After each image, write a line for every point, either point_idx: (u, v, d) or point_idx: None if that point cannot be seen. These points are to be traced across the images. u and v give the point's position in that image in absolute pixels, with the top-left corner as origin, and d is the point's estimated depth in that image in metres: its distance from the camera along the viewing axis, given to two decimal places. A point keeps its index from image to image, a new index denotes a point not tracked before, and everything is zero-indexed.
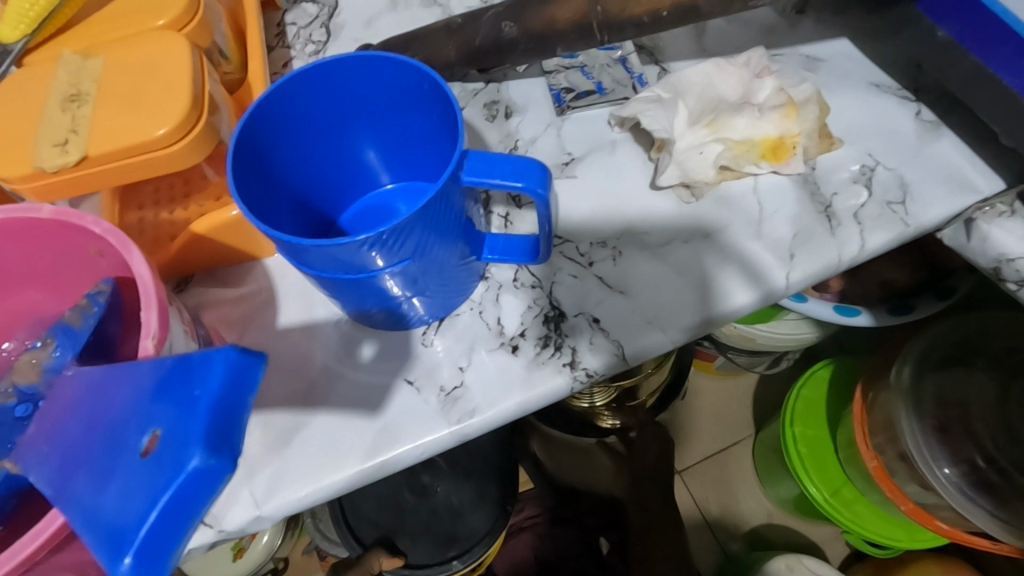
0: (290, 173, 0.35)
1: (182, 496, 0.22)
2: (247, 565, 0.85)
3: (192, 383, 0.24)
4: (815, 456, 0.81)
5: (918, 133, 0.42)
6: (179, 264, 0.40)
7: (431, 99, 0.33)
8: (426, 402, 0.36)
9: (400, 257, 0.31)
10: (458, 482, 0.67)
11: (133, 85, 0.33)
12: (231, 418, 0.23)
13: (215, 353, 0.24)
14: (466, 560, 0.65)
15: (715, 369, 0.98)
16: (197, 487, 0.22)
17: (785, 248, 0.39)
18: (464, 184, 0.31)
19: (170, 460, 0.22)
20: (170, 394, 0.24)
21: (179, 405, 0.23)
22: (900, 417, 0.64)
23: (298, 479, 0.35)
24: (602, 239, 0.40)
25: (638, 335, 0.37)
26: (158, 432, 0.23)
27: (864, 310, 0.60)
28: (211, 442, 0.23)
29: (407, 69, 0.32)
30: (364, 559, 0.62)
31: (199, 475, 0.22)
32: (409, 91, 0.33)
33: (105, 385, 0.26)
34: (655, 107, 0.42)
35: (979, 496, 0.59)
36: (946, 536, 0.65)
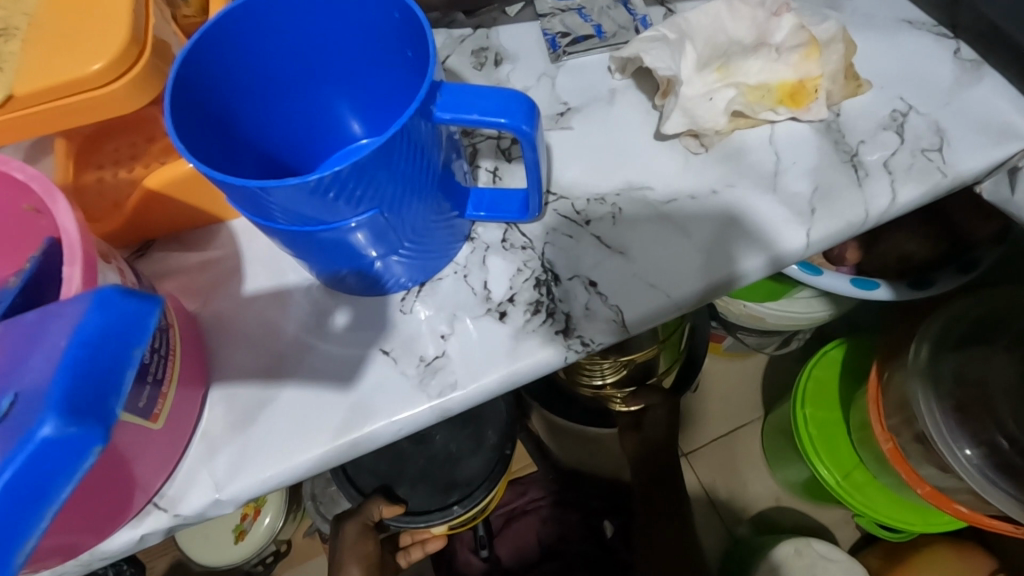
0: (248, 121, 0.31)
1: (32, 468, 0.20)
2: (250, 548, 0.84)
3: (63, 335, 0.21)
4: (826, 438, 0.77)
5: (955, 74, 0.37)
6: (138, 227, 0.37)
7: (400, 34, 0.29)
8: (404, 374, 0.33)
9: (363, 210, 0.27)
10: (454, 429, 0.64)
11: (66, 18, 0.30)
12: (110, 372, 0.21)
13: (92, 298, 0.22)
14: (467, 506, 0.62)
15: (724, 350, 0.94)
16: (53, 457, 0.20)
17: (804, 203, 0.35)
18: (437, 122, 0.27)
19: (19, 429, 0.20)
20: (37, 352, 0.21)
21: (42, 363, 0.21)
22: (917, 397, 0.60)
23: (265, 456, 0.31)
24: (600, 195, 0.36)
25: (639, 302, 0.33)
26: (14, 399, 0.20)
27: (883, 283, 0.55)
28: (70, 407, 0.20)
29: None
30: (362, 507, 0.60)
31: (53, 443, 0.20)
32: (376, 24, 0.29)
33: None
34: (659, 48, 0.38)
35: (1001, 480, 0.55)
36: (965, 520, 0.61)
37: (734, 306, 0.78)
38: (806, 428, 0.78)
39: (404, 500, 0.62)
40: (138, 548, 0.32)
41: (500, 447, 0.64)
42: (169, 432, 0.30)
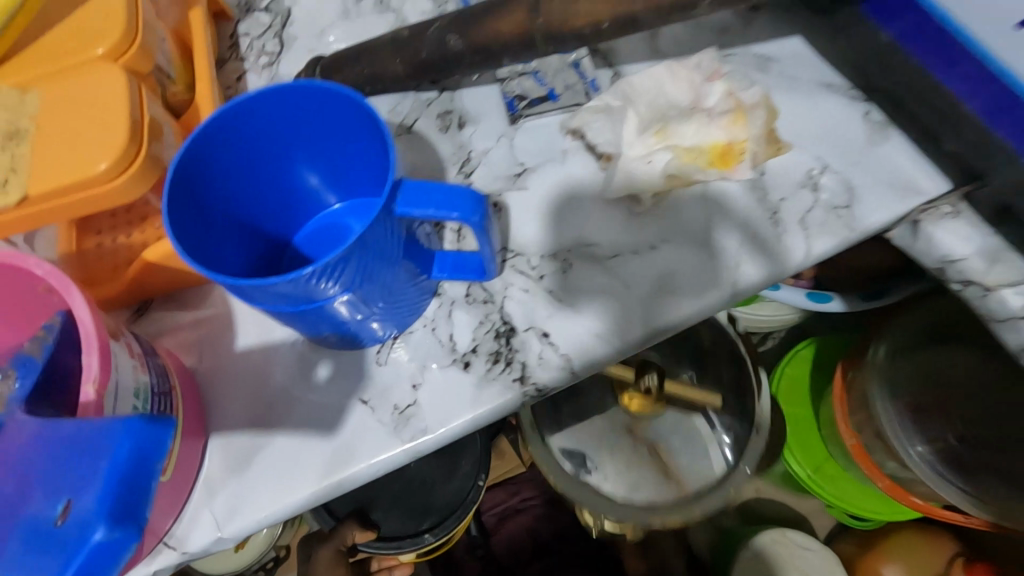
0: (231, 203, 0.35)
1: (88, 566, 0.25)
2: (251, 553, 0.89)
3: (100, 455, 0.26)
4: (798, 434, 0.84)
5: (866, 134, 0.41)
6: (139, 290, 0.41)
7: (365, 125, 0.33)
8: (381, 421, 0.37)
9: (336, 289, 0.31)
10: (429, 458, 0.69)
11: (69, 121, 0.34)
12: (141, 485, 0.26)
13: (122, 425, 0.26)
14: (439, 532, 0.67)
15: None
16: (104, 557, 0.25)
17: (731, 257, 0.39)
18: (398, 215, 0.31)
19: (73, 537, 0.25)
20: (82, 465, 0.26)
21: (87, 475, 0.26)
22: (875, 399, 0.65)
23: (258, 500, 0.36)
24: (552, 252, 0.41)
25: (586, 350, 0.38)
26: (71, 501, 0.25)
27: (836, 296, 0.64)
28: (115, 515, 0.25)
29: (339, 97, 0.32)
30: (336, 531, 0.64)
31: (104, 546, 0.25)
32: (344, 119, 0.33)
33: (31, 445, 0.27)
34: (600, 117, 0.43)
35: (949, 472, 0.61)
36: (919, 509, 0.68)
37: None
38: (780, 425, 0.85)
39: (378, 524, 0.67)
40: None
41: (473, 478, 0.68)
42: (174, 483, 0.34)
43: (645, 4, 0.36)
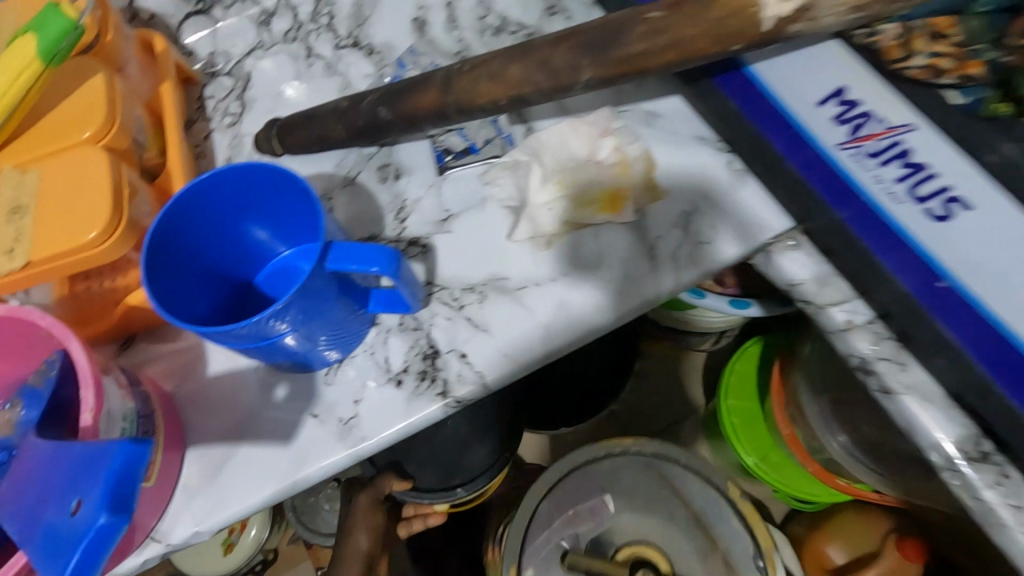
0: (197, 257, 0.42)
1: (91, 547, 0.32)
2: (238, 557, 0.97)
3: (100, 463, 0.34)
4: (746, 425, 0.91)
5: (727, 181, 0.50)
6: (123, 327, 0.48)
7: (301, 194, 0.40)
8: (328, 431, 0.45)
9: (282, 327, 0.39)
10: (467, 418, 0.73)
11: (61, 197, 0.41)
12: (130, 485, 0.34)
13: (117, 444, 0.34)
14: (469, 488, 0.73)
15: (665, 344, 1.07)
16: (105, 539, 0.33)
17: (615, 287, 0.48)
18: (329, 269, 0.39)
19: (82, 523, 0.33)
20: (87, 472, 0.34)
21: (91, 478, 0.33)
22: (803, 393, 0.76)
23: (228, 500, 0.44)
24: (470, 285, 0.49)
25: (497, 367, 0.46)
26: (80, 499, 0.33)
27: (755, 302, 0.72)
28: (113, 506, 0.33)
29: (278, 176, 0.39)
30: (375, 481, 0.68)
31: (105, 529, 0.33)
32: (284, 188, 0.40)
33: (49, 459, 0.35)
34: (507, 172, 0.52)
35: (863, 456, 0.71)
36: (845, 491, 0.79)
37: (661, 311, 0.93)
38: (729, 418, 0.93)
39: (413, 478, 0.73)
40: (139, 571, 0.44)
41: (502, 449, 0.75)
42: (158, 487, 0.42)
43: (533, 88, 0.43)
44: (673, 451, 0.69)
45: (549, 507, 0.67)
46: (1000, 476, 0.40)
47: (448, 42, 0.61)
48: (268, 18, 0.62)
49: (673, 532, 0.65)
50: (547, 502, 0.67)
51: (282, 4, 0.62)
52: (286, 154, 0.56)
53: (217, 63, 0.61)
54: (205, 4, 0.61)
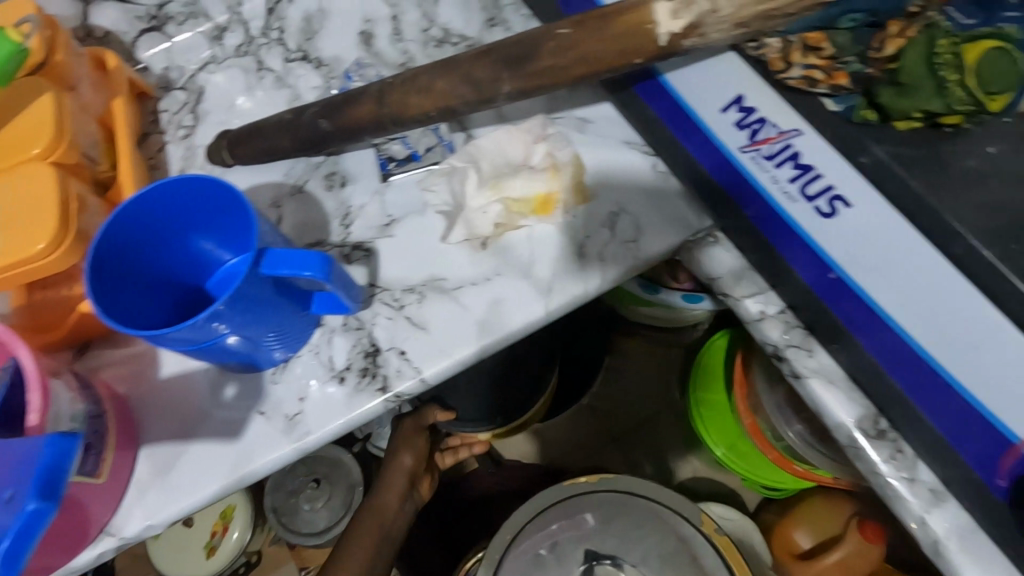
0: (144, 266, 0.43)
1: (23, 531, 0.35)
2: (223, 559, 0.97)
3: (30, 456, 0.36)
4: (713, 415, 0.93)
5: (653, 182, 0.53)
6: (80, 335, 0.51)
7: (240, 203, 0.42)
8: (274, 426, 0.48)
9: (223, 329, 0.42)
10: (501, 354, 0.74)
11: (11, 211, 0.44)
12: (58, 475, 0.36)
13: (44, 440, 0.36)
14: (507, 418, 0.82)
15: (639, 340, 1.07)
16: (34, 524, 0.35)
17: (545, 284, 0.51)
18: (264, 274, 0.41)
19: (15, 510, 0.35)
20: (17, 465, 0.36)
21: (21, 470, 0.36)
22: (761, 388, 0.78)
23: (178, 495, 0.46)
24: (410, 286, 0.52)
25: (433, 363, 0.49)
26: (11, 490, 0.36)
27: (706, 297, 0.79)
28: (42, 494, 0.36)
29: (217, 186, 0.41)
30: (421, 410, 0.75)
31: (35, 514, 0.35)
32: (225, 199, 0.42)
33: None
34: (444, 178, 0.55)
35: (819, 445, 0.72)
36: (801, 477, 0.81)
37: (632, 310, 0.98)
38: (698, 409, 0.95)
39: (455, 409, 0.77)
40: (94, 564, 0.46)
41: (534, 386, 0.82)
42: (109, 484, 0.45)
43: (459, 100, 0.46)
44: (644, 485, 0.66)
45: (528, 542, 0.64)
46: (894, 451, 0.44)
47: (393, 54, 0.63)
48: (220, 33, 0.65)
49: (654, 566, 0.63)
50: (527, 534, 0.65)
51: (234, 20, 0.65)
52: (237, 164, 0.58)
53: (171, 77, 0.64)
54: (158, 21, 0.64)
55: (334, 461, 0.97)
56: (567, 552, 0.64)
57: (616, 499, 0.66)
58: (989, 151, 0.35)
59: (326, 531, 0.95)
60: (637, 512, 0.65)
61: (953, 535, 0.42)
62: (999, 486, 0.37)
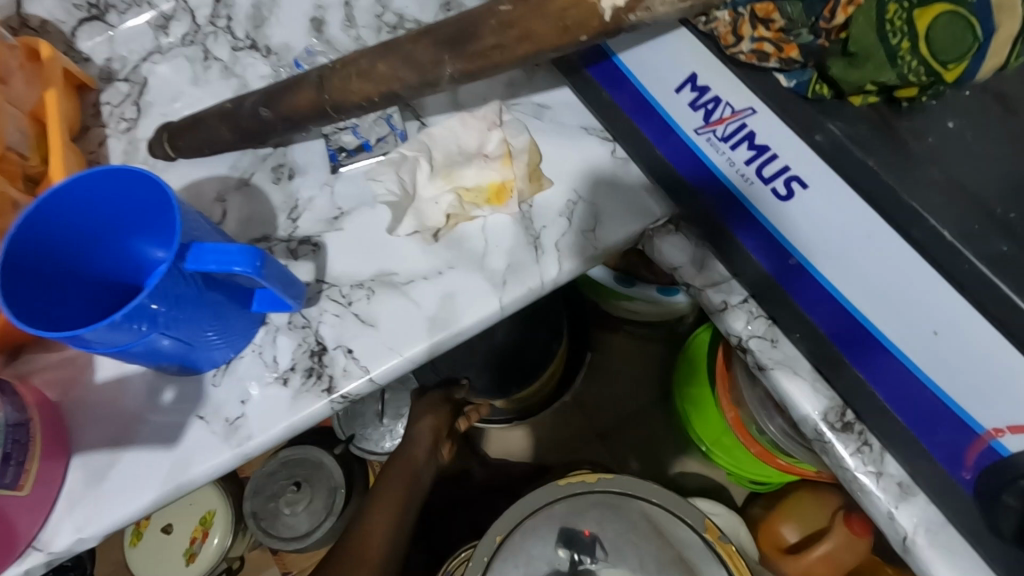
0: (71, 262, 0.41)
1: None
2: (201, 569, 0.91)
3: None
4: (698, 411, 0.91)
5: (612, 168, 0.51)
6: (8, 340, 0.48)
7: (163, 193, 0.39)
8: (214, 431, 0.45)
9: (148, 331, 0.39)
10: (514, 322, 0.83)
11: None
12: None
13: None
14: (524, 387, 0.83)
15: (622, 333, 1.05)
16: None
17: (499, 277, 0.49)
18: (190, 270, 0.39)
19: None
20: None
21: None
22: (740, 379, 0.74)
23: (111, 505, 0.44)
24: (359, 282, 0.49)
25: (381, 361, 0.47)
26: None
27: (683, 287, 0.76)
28: None
29: (137, 175, 0.38)
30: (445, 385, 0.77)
31: None
32: (153, 191, 0.39)
33: None
34: (392, 167, 0.52)
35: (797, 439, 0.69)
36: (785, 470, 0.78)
37: (614, 305, 0.96)
38: (684, 405, 0.93)
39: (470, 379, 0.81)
40: None
41: (543, 367, 0.84)
42: (35, 495, 0.42)
43: (402, 84, 0.44)
44: (642, 485, 0.58)
45: (514, 539, 0.55)
46: (860, 445, 0.41)
47: (345, 41, 0.61)
48: (164, 22, 0.62)
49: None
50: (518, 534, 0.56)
51: (179, 8, 0.62)
52: (180, 157, 0.55)
53: (114, 68, 0.61)
54: (97, 9, 0.61)
55: (317, 463, 0.93)
56: (546, 547, 0.55)
57: (615, 501, 0.57)
58: (948, 125, 0.34)
59: (309, 536, 0.91)
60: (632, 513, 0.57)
61: (921, 531, 0.40)
62: (965, 479, 0.35)
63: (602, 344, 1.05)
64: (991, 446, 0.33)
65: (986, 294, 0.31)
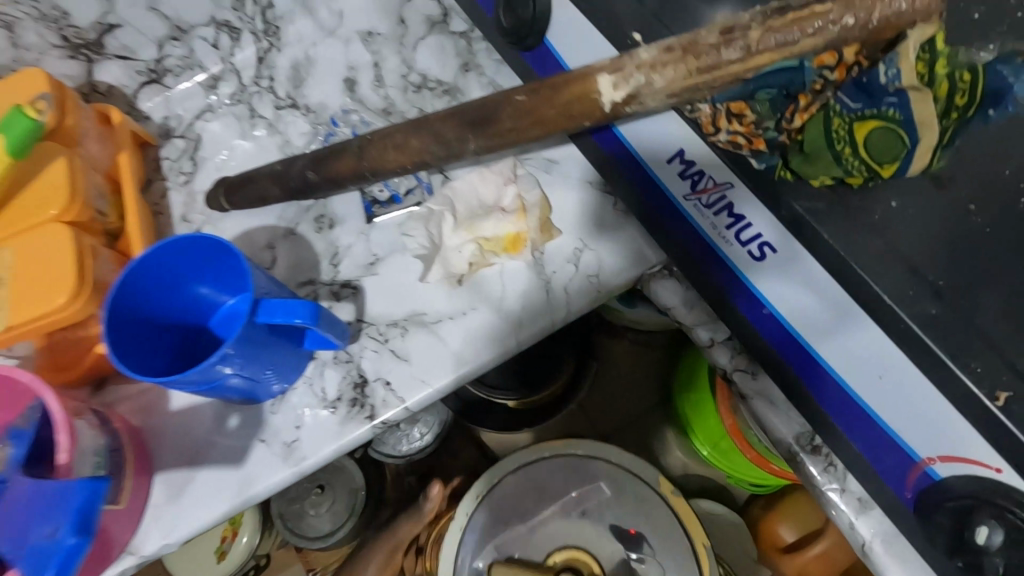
0: (151, 310, 0.50)
1: (65, 561, 0.42)
2: (232, 564, 0.99)
3: (63, 498, 0.43)
4: (699, 418, 0.96)
5: (613, 219, 0.58)
6: (96, 372, 0.56)
7: (225, 251, 0.47)
8: (274, 453, 0.53)
9: (226, 372, 0.47)
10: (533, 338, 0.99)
11: (33, 269, 0.50)
12: (91, 511, 0.43)
13: (76, 485, 0.43)
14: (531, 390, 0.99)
15: (627, 345, 1.12)
16: (73, 555, 0.42)
17: (516, 316, 0.56)
18: (260, 321, 0.47)
19: (54, 545, 0.42)
20: (53, 504, 0.42)
21: (54, 508, 0.42)
22: None
23: (190, 516, 0.52)
24: (394, 321, 0.57)
25: (416, 392, 0.54)
26: (54, 527, 0.42)
27: None
28: (78, 529, 0.42)
29: (204, 241, 0.47)
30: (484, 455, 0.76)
31: (74, 546, 0.42)
32: (214, 247, 0.48)
33: (19, 494, 0.43)
34: (421, 222, 0.60)
35: None
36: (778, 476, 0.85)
37: (616, 314, 1.03)
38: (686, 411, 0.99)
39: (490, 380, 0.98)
40: None
41: (554, 373, 1.00)
42: (129, 508, 0.50)
43: (430, 155, 0.51)
44: (603, 449, 0.75)
45: (506, 475, 0.74)
46: (827, 465, 0.49)
47: (375, 99, 0.68)
48: (214, 83, 0.70)
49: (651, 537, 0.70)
50: (513, 475, 0.74)
51: (227, 70, 0.70)
52: (233, 209, 0.63)
53: (171, 125, 0.69)
54: (156, 74, 0.69)
55: (336, 467, 1.01)
56: (601, 542, 0.70)
57: (579, 463, 0.75)
58: (892, 204, 0.40)
59: (331, 535, 0.99)
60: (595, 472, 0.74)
61: (877, 539, 0.48)
62: (908, 498, 0.43)
63: (609, 355, 1.12)
64: (926, 471, 0.40)
65: (917, 349, 0.37)
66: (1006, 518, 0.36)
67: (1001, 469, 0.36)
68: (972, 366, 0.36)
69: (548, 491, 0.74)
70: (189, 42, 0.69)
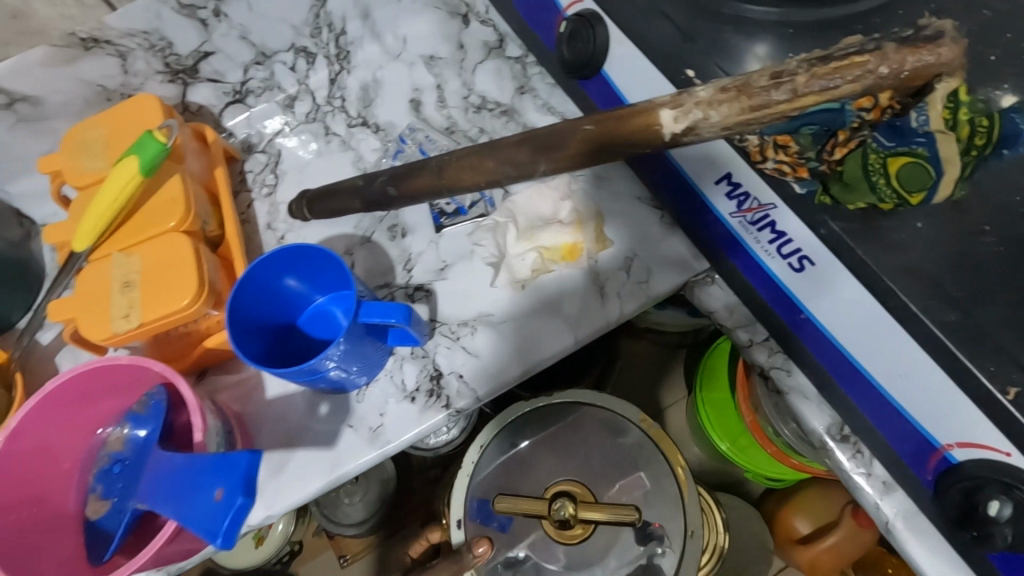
0: (258, 308, 0.58)
1: (234, 517, 0.47)
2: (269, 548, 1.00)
3: (230, 462, 0.49)
4: (718, 414, 1.03)
5: (660, 231, 0.65)
6: (201, 363, 0.63)
7: (317, 253, 0.55)
8: (362, 437, 0.60)
9: (330, 365, 0.54)
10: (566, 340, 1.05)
11: (159, 273, 0.57)
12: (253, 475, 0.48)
13: (240, 452, 0.49)
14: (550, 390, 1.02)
15: (651, 345, 1.18)
16: (240, 513, 0.48)
17: (574, 317, 0.63)
18: (361, 320, 0.54)
19: (224, 503, 0.48)
20: (220, 468, 0.49)
21: (222, 471, 0.48)
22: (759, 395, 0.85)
23: (291, 491, 0.59)
24: (464, 321, 0.64)
25: (486, 383, 0.61)
26: (221, 489, 0.48)
27: None
28: (245, 489, 0.48)
29: (300, 247, 0.55)
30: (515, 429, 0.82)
31: (242, 504, 0.48)
32: (310, 252, 0.55)
33: (183, 460, 0.51)
34: (490, 234, 0.67)
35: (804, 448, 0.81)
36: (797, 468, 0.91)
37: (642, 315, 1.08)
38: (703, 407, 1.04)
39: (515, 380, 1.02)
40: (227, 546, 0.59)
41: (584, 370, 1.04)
42: None
43: None
44: (590, 394, 0.73)
45: (532, 435, 0.72)
46: (854, 452, 0.56)
47: (439, 119, 0.75)
48: (291, 103, 0.77)
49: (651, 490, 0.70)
50: (523, 421, 0.72)
51: (303, 91, 0.77)
52: (314, 218, 0.70)
53: (253, 142, 0.76)
54: (240, 94, 0.76)
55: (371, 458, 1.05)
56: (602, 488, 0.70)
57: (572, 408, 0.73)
58: (918, 225, 0.46)
59: (363, 521, 1.03)
60: (625, 449, 0.72)
61: (899, 517, 0.54)
62: (927, 478, 0.49)
63: (634, 355, 1.18)
64: (944, 455, 0.46)
65: (939, 350, 0.44)
66: (1013, 494, 0.42)
67: (1010, 453, 0.42)
68: (987, 367, 0.42)
69: (578, 464, 0.71)
70: (270, 66, 0.75)
